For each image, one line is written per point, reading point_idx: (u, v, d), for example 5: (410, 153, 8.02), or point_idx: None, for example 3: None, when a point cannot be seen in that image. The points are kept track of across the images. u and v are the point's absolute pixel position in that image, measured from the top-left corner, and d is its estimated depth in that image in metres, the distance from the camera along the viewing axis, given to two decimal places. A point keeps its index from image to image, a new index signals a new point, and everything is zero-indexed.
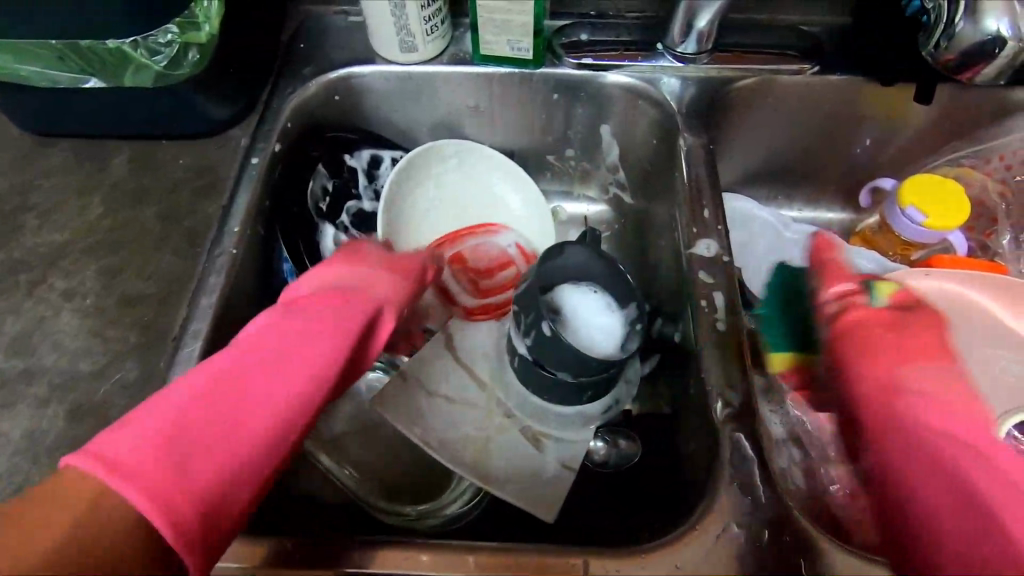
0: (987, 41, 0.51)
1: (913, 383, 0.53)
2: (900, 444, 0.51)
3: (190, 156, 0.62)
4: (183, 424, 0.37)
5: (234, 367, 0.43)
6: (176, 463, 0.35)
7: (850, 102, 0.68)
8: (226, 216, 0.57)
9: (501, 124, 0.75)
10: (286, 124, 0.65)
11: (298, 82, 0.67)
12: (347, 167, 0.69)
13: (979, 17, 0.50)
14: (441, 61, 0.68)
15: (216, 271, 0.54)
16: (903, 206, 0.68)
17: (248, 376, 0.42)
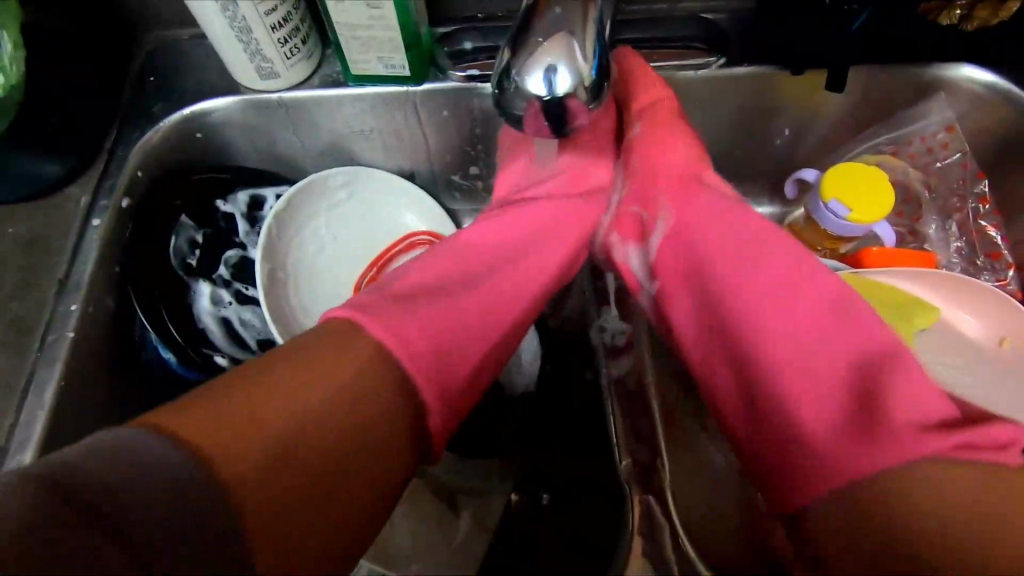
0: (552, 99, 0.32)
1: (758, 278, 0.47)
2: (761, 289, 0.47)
3: (21, 222, 0.54)
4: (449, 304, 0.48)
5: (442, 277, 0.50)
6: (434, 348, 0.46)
7: (762, 92, 0.63)
8: (62, 294, 0.50)
9: (392, 146, 0.68)
10: (135, 173, 0.57)
11: (147, 123, 0.59)
12: (220, 214, 0.62)
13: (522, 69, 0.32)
14: (311, 84, 0.61)
15: (51, 360, 0.47)
16: (826, 200, 0.64)
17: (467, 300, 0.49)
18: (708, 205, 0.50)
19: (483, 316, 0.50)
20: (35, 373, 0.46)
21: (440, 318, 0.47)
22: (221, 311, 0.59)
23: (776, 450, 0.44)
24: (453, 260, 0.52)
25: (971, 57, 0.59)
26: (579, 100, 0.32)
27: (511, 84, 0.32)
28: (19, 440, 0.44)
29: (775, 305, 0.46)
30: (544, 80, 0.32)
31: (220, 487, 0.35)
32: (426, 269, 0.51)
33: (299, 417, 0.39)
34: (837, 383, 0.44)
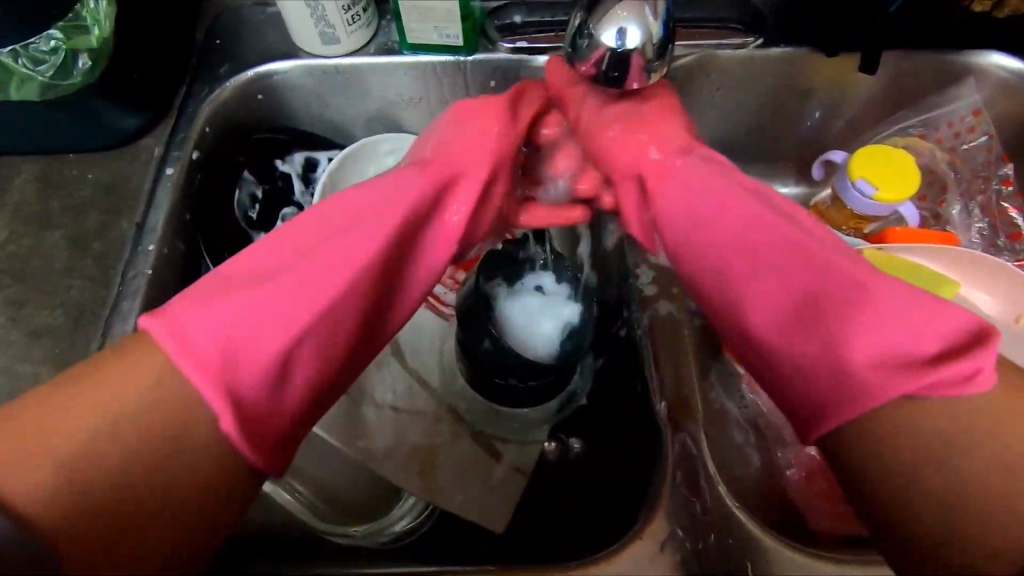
0: (625, 53, 0.38)
1: (712, 209, 0.46)
2: (721, 227, 0.46)
3: (101, 171, 0.58)
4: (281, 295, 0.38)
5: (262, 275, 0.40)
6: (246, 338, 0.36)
7: (795, 73, 0.66)
8: (140, 235, 0.54)
9: (439, 116, 0.71)
10: (203, 129, 0.61)
11: (213, 83, 0.62)
12: (279, 173, 0.65)
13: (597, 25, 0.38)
14: (368, 52, 0.64)
15: (132, 294, 0.51)
16: (853, 180, 0.67)
17: (272, 288, 0.39)
18: (680, 181, 0.49)
19: (327, 319, 0.40)
20: (118, 304, 0.50)
21: (270, 288, 0.38)
22: None
23: (804, 412, 0.39)
24: (359, 254, 0.41)
25: (994, 45, 0.63)
26: (643, 56, 0.38)
27: (585, 39, 0.39)
28: None
29: (768, 256, 0.43)
30: (616, 35, 0.38)
31: (31, 532, 0.29)
32: (252, 257, 0.41)
33: (114, 420, 0.33)
34: (831, 319, 0.39)
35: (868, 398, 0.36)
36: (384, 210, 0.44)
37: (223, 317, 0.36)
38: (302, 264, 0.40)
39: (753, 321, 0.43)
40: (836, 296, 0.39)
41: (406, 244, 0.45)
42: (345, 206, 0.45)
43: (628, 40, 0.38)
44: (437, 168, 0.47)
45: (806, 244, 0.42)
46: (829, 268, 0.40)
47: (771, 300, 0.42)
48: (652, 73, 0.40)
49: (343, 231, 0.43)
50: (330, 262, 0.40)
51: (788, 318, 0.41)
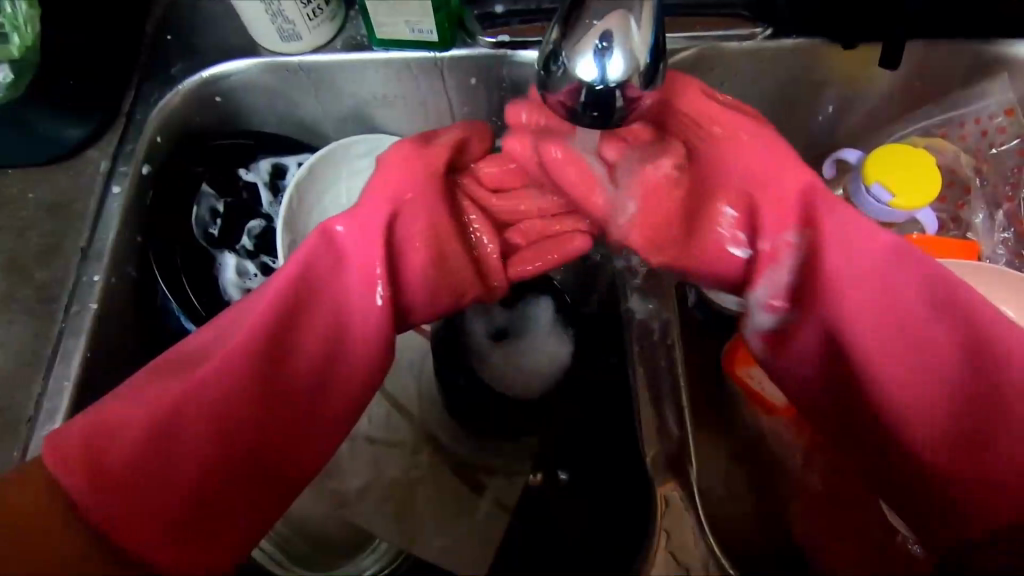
0: (612, 85, 0.33)
1: (859, 277, 0.44)
2: (872, 289, 0.44)
3: (42, 188, 0.53)
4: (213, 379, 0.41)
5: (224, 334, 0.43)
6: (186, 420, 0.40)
7: (807, 66, 0.60)
8: (85, 264, 0.49)
9: (416, 115, 0.65)
10: (154, 138, 0.55)
11: (163, 86, 0.57)
12: (242, 183, 0.60)
13: (576, 52, 0.32)
14: (334, 48, 0.58)
15: (76, 332, 0.47)
16: (868, 184, 0.61)
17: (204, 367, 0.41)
18: (842, 222, 0.43)
19: (227, 414, 0.41)
20: (61, 343, 0.46)
21: (185, 388, 0.41)
22: (246, 283, 0.58)
23: (970, 434, 0.43)
24: (278, 339, 0.43)
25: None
26: (631, 86, 0.33)
27: (559, 67, 0.33)
28: (47, 410, 0.44)
29: (891, 323, 0.44)
30: (594, 64, 0.32)
31: None
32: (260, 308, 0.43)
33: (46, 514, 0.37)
34: (986, 357, 0.42)
35: (1001, 421, 0.42)
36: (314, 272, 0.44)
37: (129, 443, 0.39)
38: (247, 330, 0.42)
39: (904, 381, 0.44)
40: (970, 322, 0.42)
41: (329, 313, 0.45)
42: (270, 278, 0.44)
43: (610, 71, 0.32)
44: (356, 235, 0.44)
45: (941, 272, 0.43)
46: (932, 319, 0.43)
47: (877, 331, 0.44)
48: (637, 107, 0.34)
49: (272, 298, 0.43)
50: (230, 356, 0.41)
51: (933, 376, 0.44)
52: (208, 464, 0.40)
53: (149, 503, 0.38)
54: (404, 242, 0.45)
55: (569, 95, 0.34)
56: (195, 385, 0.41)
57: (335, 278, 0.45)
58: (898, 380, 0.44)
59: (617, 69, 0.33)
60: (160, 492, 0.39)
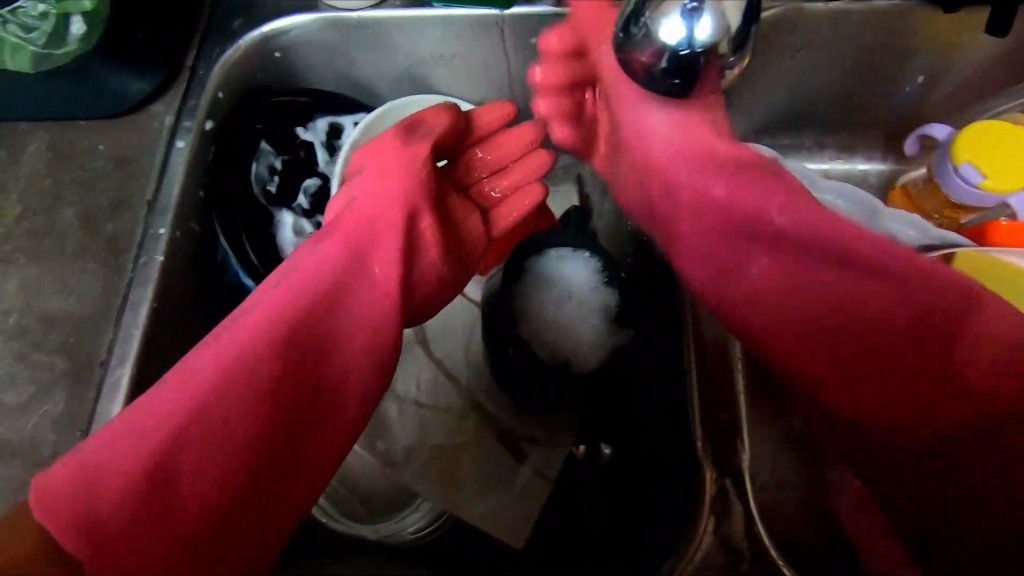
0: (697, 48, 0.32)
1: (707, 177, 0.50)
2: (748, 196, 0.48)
3: (110, 141, 0.54)
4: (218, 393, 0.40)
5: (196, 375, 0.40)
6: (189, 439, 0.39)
7: (900, 31, 0.55)
8: (151, 216, 0.51)
9: (472, 75, 0.64)
10: (216, 94, 0.56)
11: (226, 40, 0.57)
12: (301, 142, 0.61)
13: (661, 12, 0.31)
14: (393, 4, 0.57)
15: (143, 282, 0.48)
16: (956, 163, 0.56)
17: (201, 381, 0.40)
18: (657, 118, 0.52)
19: (245, 402, 0.40)
20: (129, 293, 0.48)
21: (201, 386, 0.40)
22: (302, 242, 0.59)
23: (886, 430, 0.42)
24: (299, 321, 0.43)
25: None
26: (716, 50, 0.32)
27: (644, 26, 0.32)
28: (117, 356, 0.46)
29: (690, 160, 0.51)
30: (683, 25, 0.31)
31: None
32: (221, 346, 0.41)
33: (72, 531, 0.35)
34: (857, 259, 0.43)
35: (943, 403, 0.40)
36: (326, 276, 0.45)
37: (132, 451, 0.37)
38: (247, 328, 0.42)
39: (814, 294, 0.44)
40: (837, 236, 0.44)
41: (335, 311, 0.45)
42: (274, 291, 0.44)
43: (699, 33, 0.31)
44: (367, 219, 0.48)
45: (730, 163, 0.50)
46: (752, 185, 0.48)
47: (793, 228, 0.46)
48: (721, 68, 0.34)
49: (271, 303, 0.43)
50: (248, 347, 0.41)
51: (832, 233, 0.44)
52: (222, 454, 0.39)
53: (163, 505, 0.37)
54: (419, 235, 0.49)
55: (653, 56, 0.33)
56: (182, 401, 0.39)
57: (348, 283, 0.46)
58: (812, 293, 0.44)
59: (707, 32, 0.31)
60: (176, 491, 0.38)
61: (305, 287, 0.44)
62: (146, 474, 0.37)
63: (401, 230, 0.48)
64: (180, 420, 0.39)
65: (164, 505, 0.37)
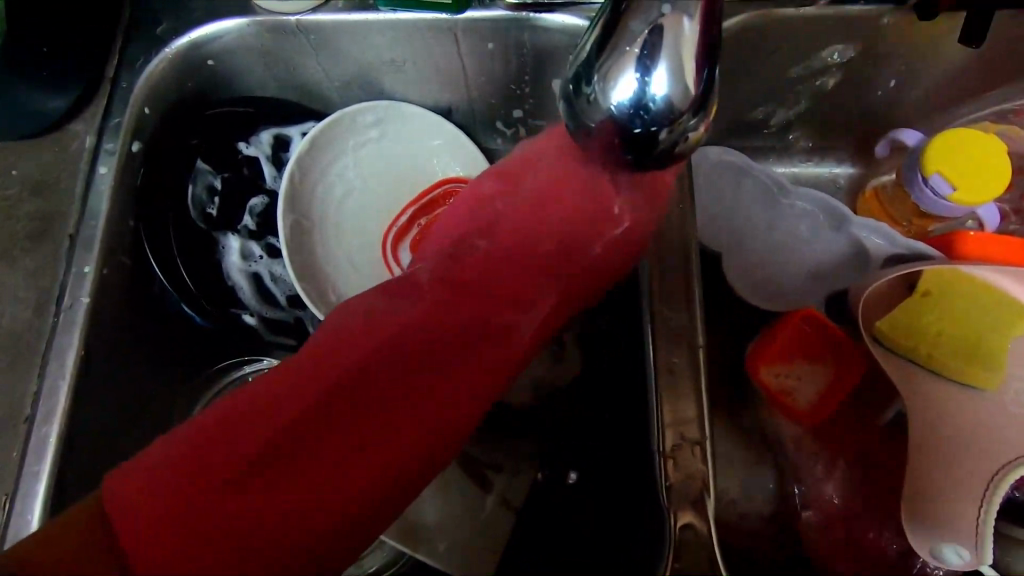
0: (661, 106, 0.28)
1: None
2: None
3: (26, 164, 0.49)
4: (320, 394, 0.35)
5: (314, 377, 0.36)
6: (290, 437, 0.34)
7: (869, 38, 0.53)
8: (73, 252, 0.46)
9: (427, 81, 0.60)
10: (142, 110, 0.51)
11: (149, 48, 0.51)
12: (242, 157, 0.56)
13: (608, 69, 0.28)
14: (336, 7, 0.52)
15: (67, 327, 0.44)
16: (926, 175, 0.55)
17: (312, 379, 0.36)
18: None
19: (387, 381, 0.36)
20: (53, 339, 0.44)
21: (304, 383, 0.35)
22: (251, 266, 0.56)
23: None
24: (440, 304, 0.41)
25: None
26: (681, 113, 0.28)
27: (593, 91, 0.29)
28: (42, 410, 0.42)
29: None
30: (635, 86, 0.27)
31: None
32: (366, 346, 0.37)
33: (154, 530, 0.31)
34: None
35: None
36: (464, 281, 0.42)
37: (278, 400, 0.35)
38: (372, 336, 0.38)
39: None
40: None
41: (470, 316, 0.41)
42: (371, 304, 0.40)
43: (658, 87, 0.27)
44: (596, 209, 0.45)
45: None
46: None
47: None
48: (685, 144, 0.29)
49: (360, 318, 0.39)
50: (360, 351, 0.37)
51: None
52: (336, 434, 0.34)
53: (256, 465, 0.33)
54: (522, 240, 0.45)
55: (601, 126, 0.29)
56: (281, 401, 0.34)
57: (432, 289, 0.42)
58: None
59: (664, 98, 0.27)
60: (291, 469, 0.33)
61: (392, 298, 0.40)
62: (271, 417, 0.34)
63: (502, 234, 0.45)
64: (295, 416, 0.34)
65: (265, 464, 0.33)
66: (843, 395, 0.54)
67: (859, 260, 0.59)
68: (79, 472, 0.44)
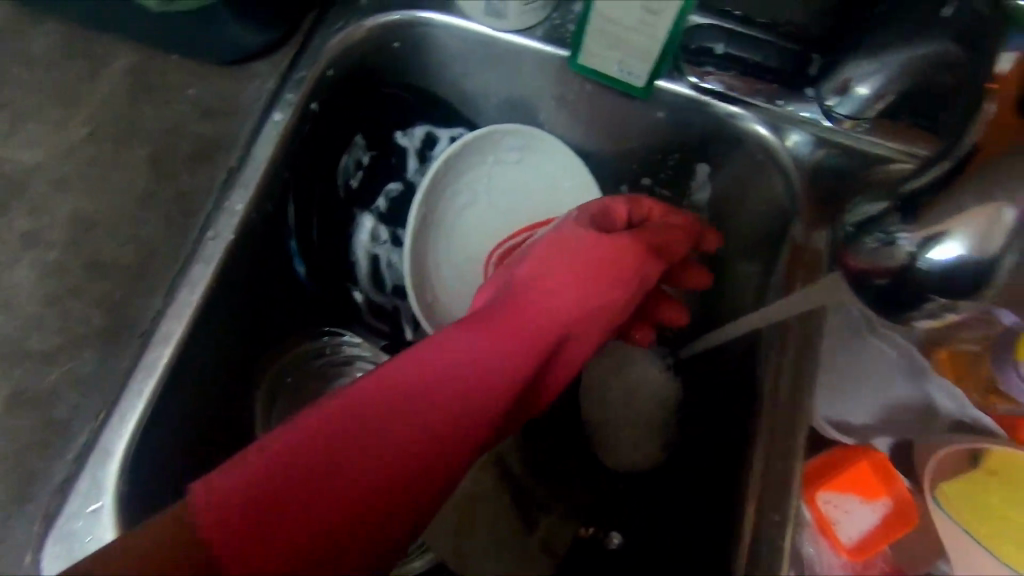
0: (957, 260, 0.27)
1: None
2: None
3: (203, 88, 0.50)
4: (353, 424, 0.37)
5: (354, 423, 0.37)
6: (330, 477, 0.36)
7: None
8: (231, 187, 0.47)
9: (581, 124, 0.61)
10: (326, 71, 0.51)
11: (349, 16, 0.52)
12: (396, 147, 0.58)
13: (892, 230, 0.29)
14: (534, 35, 0.53)
15: (206, 259, 0.44)
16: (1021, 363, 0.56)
17: (352, 407, 0.37)
18: None
19: (392, 409, 0.37)
20: (189, 267, 0.44)
21: (346, 418, 0.37)
22: (375, 248, 0.57)
23: None
24: (455, 341, 0.40)
25: None
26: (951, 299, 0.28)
27: (874, 243, 0.30)
28: (162, 334, 0.42)
29: None
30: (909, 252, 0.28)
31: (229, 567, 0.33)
32: (393, 379, 0.38)
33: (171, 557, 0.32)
34: None
35: None
36: (478, 327, 0.40)
37: (367, 428, 0.37)
38: (394, 370, 0.38)
39: None
40: None
41: (468, 340, 0.40)
42: (436, 342, 0.40)
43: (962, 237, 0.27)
44: (652, 256, 0.46)
45: None
46: None
47: None
48: (931, 316, 0.29)
49: (421, 354, 0.39)
50: (359, 395, 0.37)
51: None
52: (391, 500, 0.37)
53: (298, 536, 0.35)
54: (519, 290, 0.43)
55: (874, 277, 0.30)
56: (323, 432, 0.36)
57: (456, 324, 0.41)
58: None
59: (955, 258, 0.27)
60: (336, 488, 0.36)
61: (446, 335, 0.40)
62: (315, 444, 0.36)
63: (530, 270, 0.44)
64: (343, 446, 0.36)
65: (314, 491, 0.35)
66: (881, 543, 0.56)
67: (925, 417, 0.62)
68: (177, 403, 0.43)
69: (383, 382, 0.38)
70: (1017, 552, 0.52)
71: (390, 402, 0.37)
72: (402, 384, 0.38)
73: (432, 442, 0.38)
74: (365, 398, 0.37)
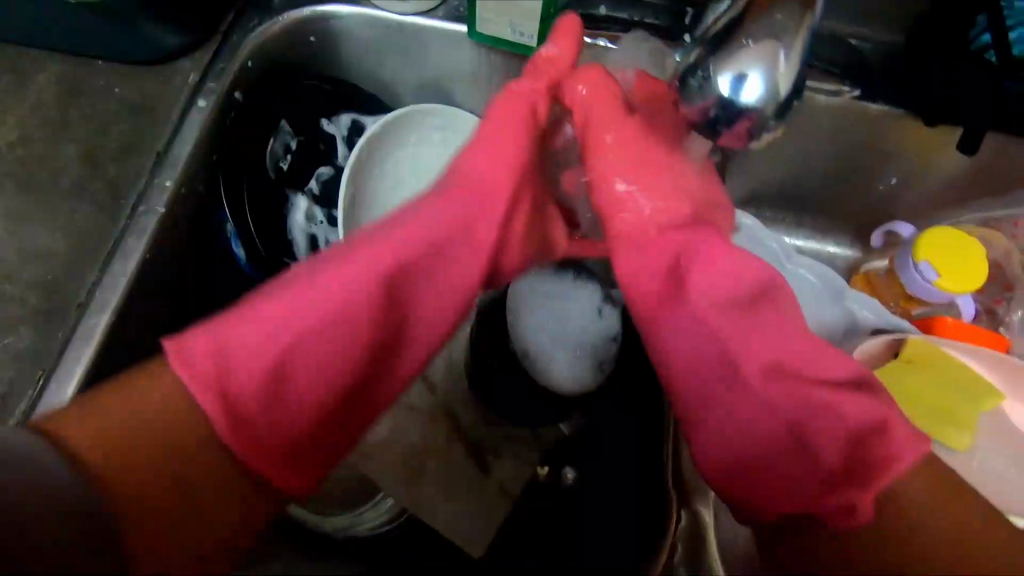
0: (754, 90, 0.34)
1: None
2: None
3: (129, 86, 0.53)
4: (276, 337, 0.37)
5: (273, 334, 0.37)
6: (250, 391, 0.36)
7: (878, 137, 0.61)
8: (160, 167, 0.50)
9: (494, 98, 0.66)
10: (245, 62, 0.56)
11: (263, 14, 0.57)
12: (324, 134, 0.61)
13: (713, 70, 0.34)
14: (435, 15, 0.59)
15: (139, 232, 0.47)
16: (917, 260, 0.62)
17: (270, 318, 0.37)
18: None
19: (314, 325, 0.38)
20: (123, 241, 0.46)
21: (271, 331, 0.37)
22: (312, 228, 0.59)
23: None
24: (383, 256, 0.40)
25: None
26: (759, 116, 0.34)
27: (701, 85, 0.35)
28: (98, 302, 0.44)
29: None
30: (730, 86, 0.34)
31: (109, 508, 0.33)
32: (310, 294, 0.38)
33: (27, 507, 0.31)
34: None
35: None
36: (395, 250, 0.40)
37: (292, 343, 0.37)
38: (316, 282, 0.39)
39: None
40: None
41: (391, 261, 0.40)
42: (355, 259, 0.40)
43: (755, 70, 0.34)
44: (611, 168, 0.45)
45: None
46: None
47: None
48: (751, 137, 0.36)
49: (339, 267, 0.39)
50: (283, 307, 0.37)
51: None
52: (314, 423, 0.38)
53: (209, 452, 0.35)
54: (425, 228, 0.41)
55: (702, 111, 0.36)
56: (243, 341, 0.36)
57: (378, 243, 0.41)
58: None
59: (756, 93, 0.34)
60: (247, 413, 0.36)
61: (365, 255, 0.40)
62: (235, 357, 0.36)
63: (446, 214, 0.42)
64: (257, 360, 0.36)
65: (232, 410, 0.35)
66: None
67: (852, 331, 0.65)
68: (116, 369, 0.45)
69: (304, 294, 0.38)
70: (940, 426, 0.55)
71: (313, 315, 0.38)
72: (320, 295, 0.38)
73: (348, 362, 0.39)
74: (285, 312, 0.37)
